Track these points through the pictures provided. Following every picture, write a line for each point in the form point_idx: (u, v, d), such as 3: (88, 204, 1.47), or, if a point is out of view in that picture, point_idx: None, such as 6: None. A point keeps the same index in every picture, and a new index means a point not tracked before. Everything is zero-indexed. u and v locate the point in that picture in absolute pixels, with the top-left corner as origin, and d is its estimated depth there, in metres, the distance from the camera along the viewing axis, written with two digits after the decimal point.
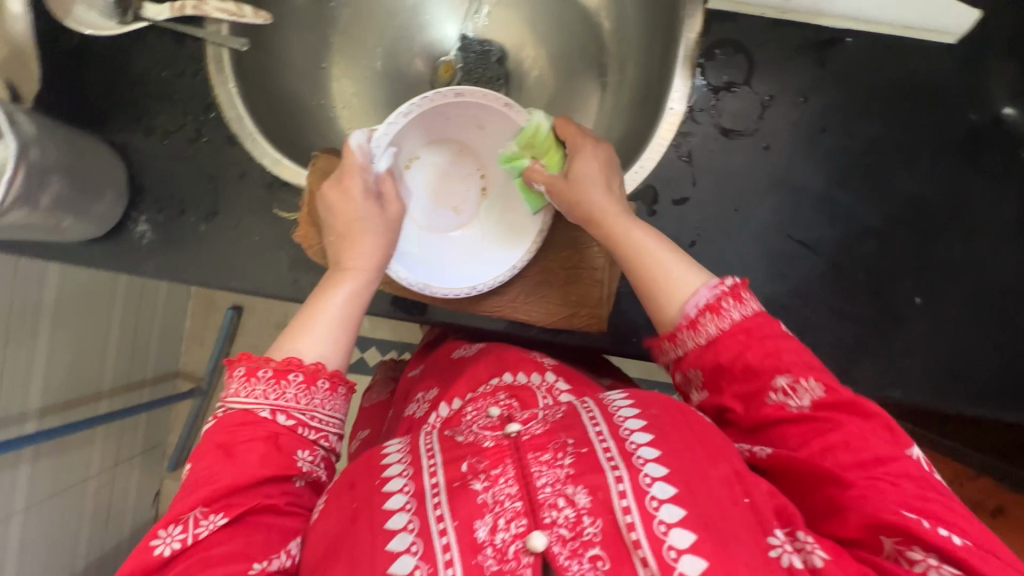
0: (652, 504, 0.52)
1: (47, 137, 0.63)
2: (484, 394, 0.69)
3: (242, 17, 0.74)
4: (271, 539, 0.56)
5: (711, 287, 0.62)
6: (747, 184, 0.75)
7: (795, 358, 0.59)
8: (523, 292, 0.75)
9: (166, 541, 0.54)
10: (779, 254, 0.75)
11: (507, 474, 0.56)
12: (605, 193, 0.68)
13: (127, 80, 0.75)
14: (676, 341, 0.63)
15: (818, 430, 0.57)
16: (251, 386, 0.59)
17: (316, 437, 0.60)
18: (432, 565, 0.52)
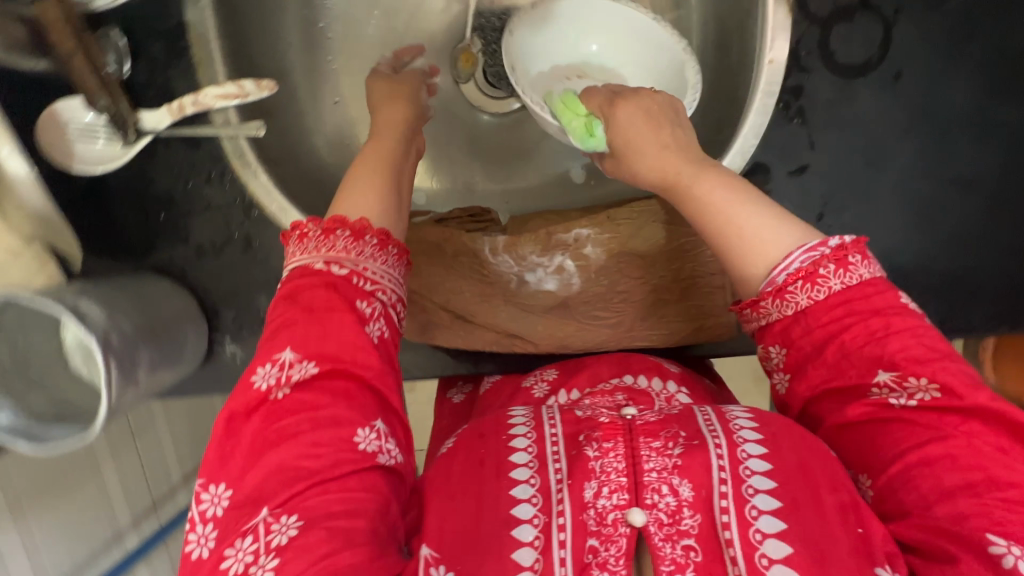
0: (748, 489, 0.49)
1: (117, 316, 0.58)
2: (601, 389, 0.63)
3: (245, 96, 0.64)
4: (365, 411, 0.51)
5: (808, 252, 0.52)
6: (878, 127, 0.62)
7: (907, 350, 0.49)
8: (639, 318, 0.68)
9: (264, 377, 0.51)
10: (927, 201, 0.64)
11: (619, 450, 0.52)
12: (657, 146, 0.57)
13: (155, 201, 0.68)
14: (759, 310, 0.54)
15: (912, 432, 0.48)
16: (303, 245, 0.56)
17: (372, 288, 0.55)
18: (547, 516, 0.50)
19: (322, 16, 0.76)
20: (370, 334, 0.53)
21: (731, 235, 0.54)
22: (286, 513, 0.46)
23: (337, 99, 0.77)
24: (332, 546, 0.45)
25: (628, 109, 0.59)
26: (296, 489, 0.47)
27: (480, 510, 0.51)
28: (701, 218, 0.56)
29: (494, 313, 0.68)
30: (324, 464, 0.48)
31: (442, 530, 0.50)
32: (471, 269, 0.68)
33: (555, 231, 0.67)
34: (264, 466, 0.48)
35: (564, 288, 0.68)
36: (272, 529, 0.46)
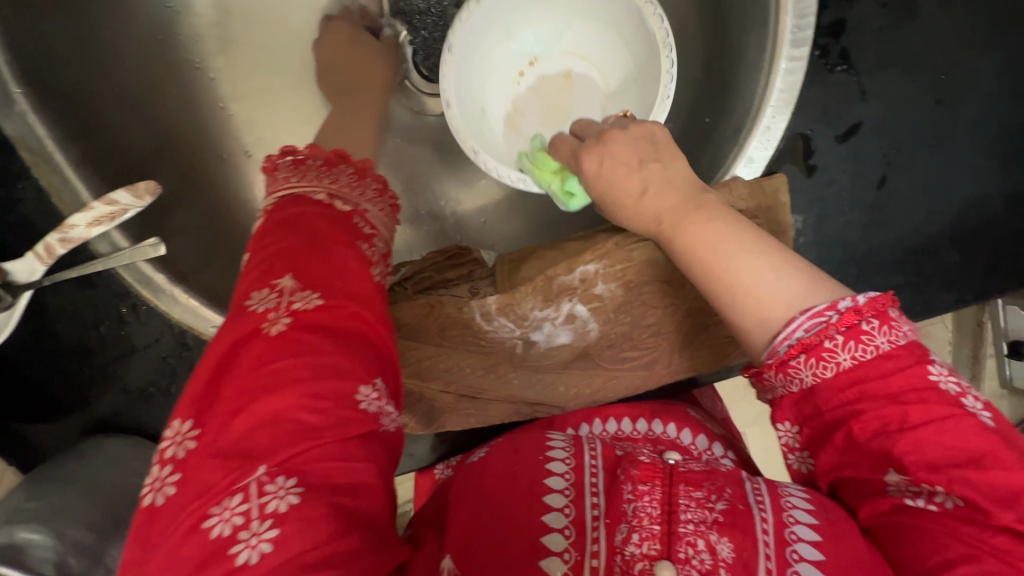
0: (790, 575, 0.37)
1: (69, 530, 0.49)
2: (643, 436, 0.57)
3: (124, 213, 0.50)
4: (368, 362, 0.37)
5: (812, 317, 0.36)
6: (944, 51, 0.47)
7: (923, 450, 0.35)
8: (675, 352, 0.57)
9: (264, 299, 0.36)
10: (1019, 128, 0.49)
11: (655, 496, 0.43)
12: (632, 192, 0.42)
13: (69, 353, 0.55)
14: (762, 381, 0.39)
15: (936, 544, 0.35)
16: (298, 172, 0.43)
17: (371, 232, 0.43)
18: (580, 551, 0.41)
19: (196, 57, 0.59)
20: (375, 280, 0.41)
21: (713, 284, 0.39)
22: (283, 473, 0.32)
23: (246, 152, 0.62)
24: (334, 529, 0.32)
25: (620, 140, 0.43)
26: (293, 446, 0.33)
27: (511, 524, 0.42)
28: (689, 268, 0.40)
29: (505, 383, 0.57)
30: (326, 422, 0.34)
31: (468, 543, 0.41)
32: (466, 341, 0.55)
33: (555, 274, 0.53)
34: (253, 416, 0.33)
35: (582, 338, 0.56)
36: (266, 492, 0.32)
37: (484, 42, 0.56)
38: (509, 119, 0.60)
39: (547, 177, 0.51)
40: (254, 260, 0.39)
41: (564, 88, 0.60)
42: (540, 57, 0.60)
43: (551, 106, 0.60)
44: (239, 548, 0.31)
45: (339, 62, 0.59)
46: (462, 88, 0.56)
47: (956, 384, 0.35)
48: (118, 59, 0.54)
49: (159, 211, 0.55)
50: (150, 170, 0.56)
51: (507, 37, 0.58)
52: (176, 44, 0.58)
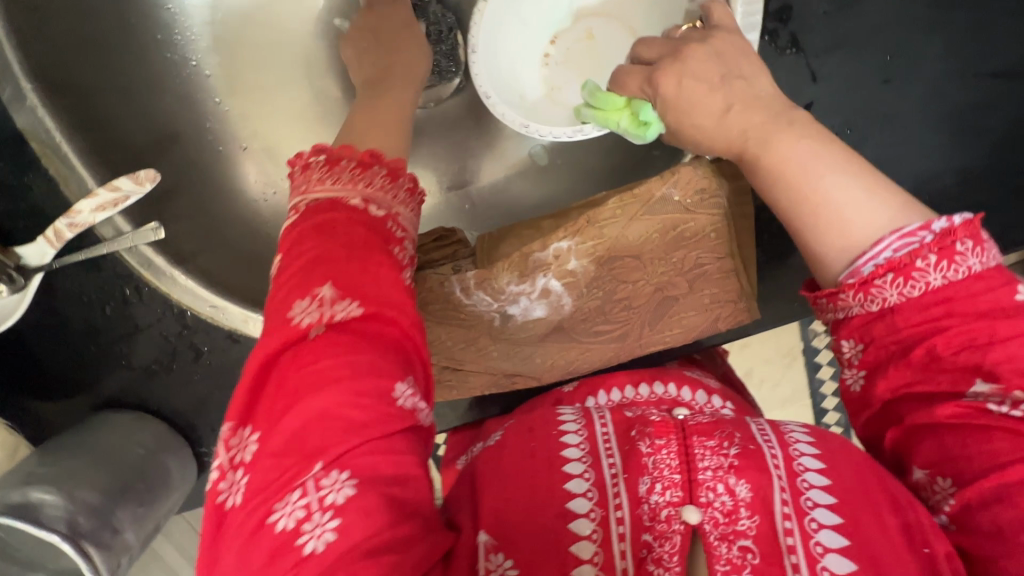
0: (806, 502, 0.43)
1: (78, 489, 0.52)
2: (645, 399, 0.57)
3: (125, 199, 0.54)
4: (399, 364, 0.42)
5: (903, 238, 0.42)
6: (888, 34, 0.50)
7: (1013, 358, 0.40)
8: (646, 325, 0.60)
9: (305, 309, 0.42)
10: (967, 105, 0.51)
11: (671, 448, 0.47)
12: (716, 110, 0.48)
13: (78, 333, 0.59)
14: (836, 303, 0.45)
15: (1016, 443, 0.39)
16: (335, 173, 0.47)
17: (401, 234, 0.47)
18: (604, 506, 0.45)
19: (191, 55, 0.64)
20: (408, 283, 0.46)
21: (800, 207, 0.46)
22: (335, 469, 0.38)
23: (242, 144, 0.67)
24: (389, 518, 0.37)
25: (699, 56, 0.48)
26: (345, 442, 0.38)
27: (536, 498, 0.46)
28: (768, 188, 0.47)
29: (485, 355, 0.60)
30: (371, 417, 0.39)
31: (500, 517, 0.45)
32: (446, 316, 0.58)
33: (530, 250, 0.56)
34: (300, 415, 0.38)
35: (555, 312, 0.59)
36: (323, 486, 0.37)
37: (505, 17, 0.61)
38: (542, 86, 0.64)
39: (615, 116, 0.52)
40: (290, 267, 0.44)
41: (589, 49, 0.63)
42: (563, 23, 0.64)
43: (583, 71, 0.63)
44: (303, 537, 0.36)
45: (374, 25, 0.62)
46: (490, 66, 0.60)
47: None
48: (120, 59, 0.59)
49: (160, 199, 0.60)
50: (151, 160, 0.61)
51: (531, 8, 0.62)
52: (174, 43, 0.63)
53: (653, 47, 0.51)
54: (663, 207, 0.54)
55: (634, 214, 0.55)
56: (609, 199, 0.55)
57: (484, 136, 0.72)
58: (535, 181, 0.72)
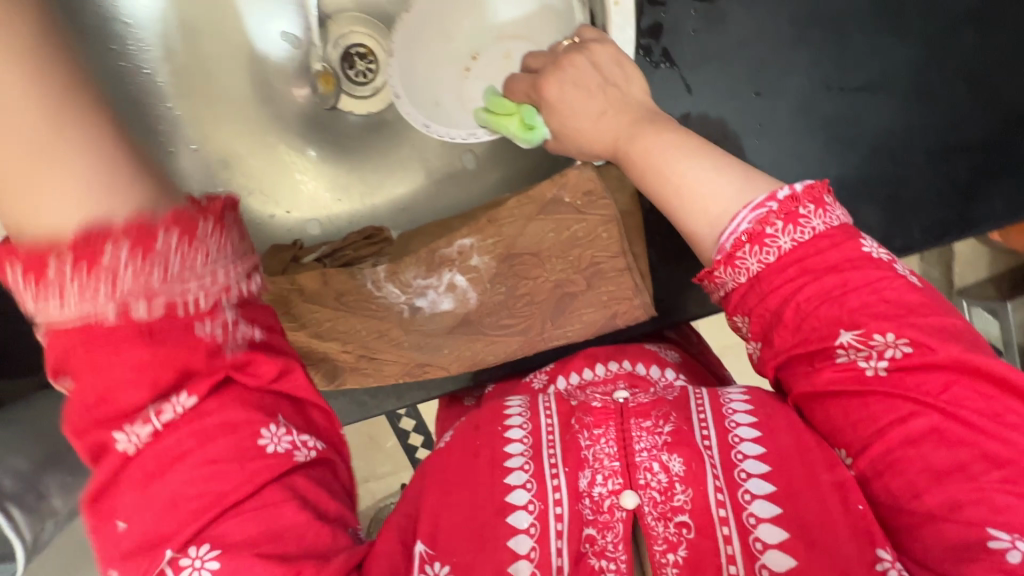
0: (739, 473, 0.44)
1: (8, 456, 0.56)
2: (603, 377, 0.60)
3: None
4: (263, 407, 0.37)
5: (754, 210, 0.42)
6: (758, 51, 0.53)
7: (870, 305, 0.40)
8: (548, 320, 0.63)
9: (129, 433, 0.33)
10: (837, 117, 0.55)
11: (609, 435, 0.49)
12: (593, 112, 0.51)
13: None
14: (715, 280, 0.44)
15: (890, 405, 0.39)
16: (78, 282, 0.32)
17: (206, 302, 0.35)
18: (544, 500, 0.46)
19: (145, 64, 0.69)
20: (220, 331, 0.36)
21: (661, 188, 0.47)
22: (195, 544, 0.34)
23: (191, 146, 0.72)
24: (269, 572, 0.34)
25: (575, 63, 0.51)
26: (207, 517, 0.34)
27: (475, 502, 0.46)
28: (641, 176, 0.48)
29: (397, 345, 0.63)
30: (231, 485, 0.35)
31: (437, 526, 0.45)
32: (359, 307, 0.62)
33: (437, 247, 0.61)
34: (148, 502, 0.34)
35: (462, 304, 0.62)
36: (183, 565, 0.34)
37: (430, 33, 0.68)
38: (459, 96, 0.69)
39: (506, 121, 0.56)
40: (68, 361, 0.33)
41: (506, 67, 0.67)
42: (485, 41, 0.69)
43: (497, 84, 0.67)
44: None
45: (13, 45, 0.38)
46: (408, 73, 0.69)
47: (885, 252, 0.41)
48: None
49: None
50: None
51: (455, 25, 0.68)
52: (128, 55, 0.68)
53: (539, 58, 0.54)
54: (556, 209, 0.58)
55: (530, 215, 0.59)
56: (510, 201, 0.60)
57: (417, 142, 0.76)
58: (464, 183, 0.75)
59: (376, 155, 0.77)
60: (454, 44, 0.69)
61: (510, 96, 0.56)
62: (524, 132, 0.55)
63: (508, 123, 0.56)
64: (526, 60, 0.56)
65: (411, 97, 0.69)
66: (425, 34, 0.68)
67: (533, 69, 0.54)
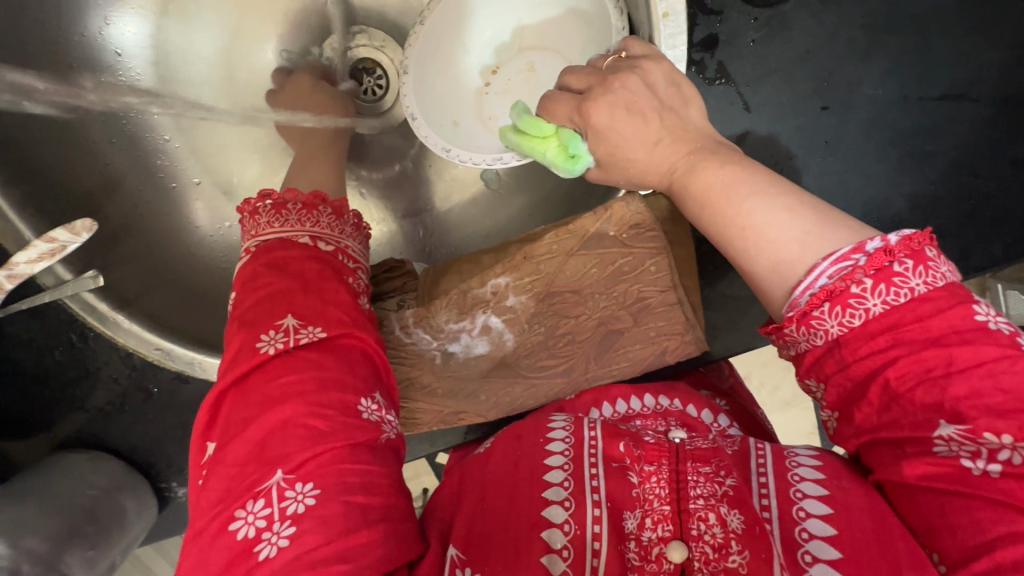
0: (799, 532, 0.41)
1: (22, 538, 0.52)
2: (652, 411, 0.56)
3: (65, 248, 0.54)
4: (365, 379, 0.44)
5: (837, 263, 0.35)
6: (826, 60, 0.48)
7: (980, 394, 0.32)
8: (591, 359, 0.58)
9: (268, 338, 0.43)
10: (913, 129, 0.49)
11: (661, 474, 0.47)
12: (647, 141, 0.44)
13: (35, 379, 0.61)
14: (785, 338, 0.38)
15: (1003, 516, 0.32)
16: (281, 217, 0.49)
17: (355, 265, 0.49)
18: (581, 524, 0.44)
19: (138, 96, 0.64)
20: (363, 308, 0.48)
21: (725, 231, 0.41)
22: (301, 479, 0.39)
23: (195, 180, 0.67)
24: (349, 524, 0.38)
25: (626, 85, 0.44)
26: (306, 453, 0.39)
27: (512, 512, 0.45)
28: (701, 214, 0.42)
29: (430, 393, 0.59)
30: (332, 427, 0.40)
31: (471, 530, 0.44)
32: (390, 356, 0.58)
33: (469, 287, 0.55)
34: (264, 424, 0.40)
35: (498, 348, 0.58)
36: (287, 496, 0.38)
37: (445, 42, 0.61)
38: (477, 112, 0.62)
39: (541, 146, 0.47)
40: (248, 301, 0.45)
41: (530, 81, 0.61)
42: (507, 51, 0.62)
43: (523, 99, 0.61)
44: (262, 543, 0.37)
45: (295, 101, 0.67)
46: (423, 85, 0.61)
47: (1006, 324, 0.34)
48: (66, 111, 0.60)
49: (106, 242, 0.61)
50: (93, 207, 0.62)
51: (474, 36, 0.62)
52: (118, 86, 0.63)
53: (581, 76, 0.47)
54: (598, 243, 0.53)
55: (569, 251, 0.53)
56: (547, 234, 0.53)
57: (433, 164, 0.70)
58: (488, 205, 0.69)
59: (389, 178, 0.72)
60: (472, 56, 0.63)
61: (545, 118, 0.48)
62: (563, 160, 0.47)
63: (543, 148, 0.47)
64: (560, 75, 0.48)
65: (425, 108, 0.60)
66: (437, 42, 0.61)
67: (575, 89, 0.47)
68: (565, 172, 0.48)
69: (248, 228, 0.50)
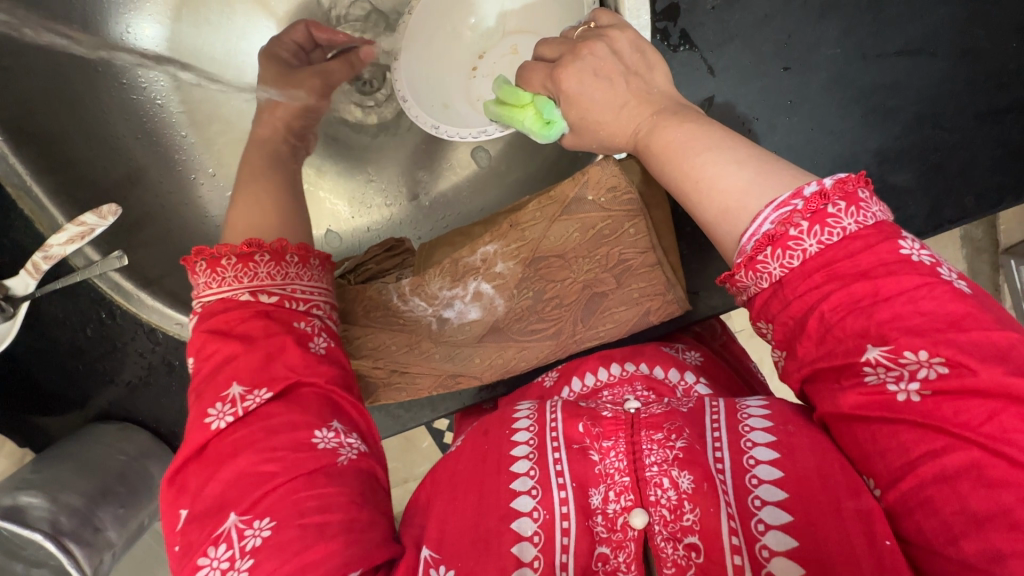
0: (750, 479, 0.41)
1: (61, 494, 0.57)
2: (618, 377, 0.59)
3: (92, 231, 0.60)
4: (318, 413, 0.46)
5: (778, 209, 0.38)
6: (785, 24, 0.52)
7: (903, 317, 0.34)
8: (578, 321, 0.62)
9: (217, 415, 0.45)
10: (875, 86, 0.51)
11: (620, 447, 0.46)
12: (614, 104, 0.48)
13: (68, 356, 0.66)
14: (737, 284, 0.40)
15: (923, 437, 0.33)
16: (218, 275, 0.50)
17: (306, 306, 0.51)
18: (549, 509, 0.44)
19: (157, 96, 0.70)
20: (314, 354, 0.49)
21: (683, 185, 0.44)
22: (257, 517, 0.41)
23: (209, 171, 0.73)
24: (306, 543, 0.40)
25: (596, 53, 0.48)
26: (261, 493, 0.42)
27: (482, 504, 0.45)
28: (663, 170, 0.45)
29: (427, 357, 0.63)
30: (283, 468, 0.43)
31: (444, 531, 0.45)
32: (388, 322, 0.61)
33: (459, 256, 0.58)
34: (221, 479, 0.43)
35: (490, 313, 0.61)
36: (245, 534, 0.41)
37: (435, 30, 0.65)
38: (466, 96, 0.66)
39: (520, 114, 0.52)
40: (202, 371, 0.48)
41: (514, 62, 0.65)
42: (492, 36, 0.67)
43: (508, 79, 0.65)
44: None
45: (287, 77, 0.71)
46: (414, 72, 0.65)
47: (928, 255, 0.35)
48: (91, 108, 0.66)
49: (130, 229, 0.68)
50: (119, 196, 0.68)
51: (461, 24, 0.66)
52: (139, 87, 0.69)
53: (554, 46, 0.51)
54: (579, 207, 0.56)
55: (552, 217, 0.56)
56: (531, 202, 0.57)
57: (431, 150, 0.75)
58: (483, 184, 0.73)
59: (388, 162, 0.76)
60: (459, 43, 0.67)
61: (519, 91, 0.52)
62: (540, 127, 0.52)
63: (524, 117, 0.52)
64: (534, 49, 0.53)
65: (415, 91, 0.64)
66: (426, 29, 0.65)
67: (551, 59, 0.51)
68: (541, 138, 0.53)
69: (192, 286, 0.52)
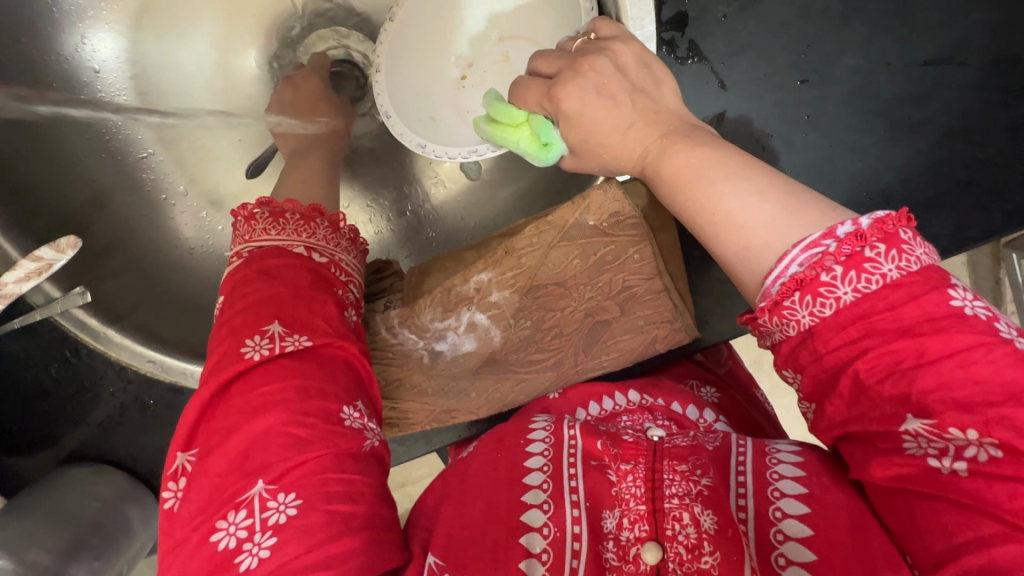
0: (775, 534, 0.38)
1: (27, 552, 0.53)
2: (637, 406, 0.56)
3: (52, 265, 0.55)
4: (348, 387, 0.43)
5: (808, 250, 0.34)
6: (802, 31, 0.47)
7: (950, 387, 0.30)
8: (580, 350, 0.58)
9: (252, 346, 0.42)
10: (899, 99, 0.47)
11: (637, 473, 0.43)
12: (619, 125, 0.44)
13: (31, 396, 0.61)
14: (759, 329, 0.37)
15: (971, 521, 0.30)
16: (277, 225, 0.47)
17: (347, 277, 0.48)
18: (561, 526, 0.41)
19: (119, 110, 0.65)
20: (349, 323, 0.46)
21: (698, 218, 0.40)
22: (283, 489, 0.38)
23: (180, 189, 0.68)
24: (330, 533, 0.37)
25: (598, 70, 0.44)
26: (289, 462, 0.38)
27: (490, 517, 0.42)
28: (673, 199, 0.42)
29: (420, 393, 0.59)
30: (313, 435, 0.40)
31: (451, 536, 0.41)
32: (377, 356, 0.57)
33: (452, 284, 0.54)
34: (245, 434, 0.39)
35: (485, 344, 0.57)
36: (268, 506, 0.37)
37: (422, 37, 0.61)
38: (455, 107, 0.61)
39: (514, 135, 0.47)
40: (235, 305, 0.44)
41: (505, 71, 0.60)
42: (482, 39, 0.61)
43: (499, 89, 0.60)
44: (242, 554, 0.37)
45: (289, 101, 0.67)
46: (398, 84, 0.60)
47: (981, 309, 0.32)
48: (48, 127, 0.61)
49: (97, 258, 0.63)
50: (82, 222, 0.63)
51: (448, 28, 0.61)
52: (100, 102, 0.64)
53: (551, 59, 0.46)
54: (580, 233, 0.52)
55: (550, 243, 0.52)
56: (526, 227, 0.53)
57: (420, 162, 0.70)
58: (475, 198, 0.69)
59: (374, 174, 0.71)
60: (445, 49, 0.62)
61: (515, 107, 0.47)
62: (536, 149, 0.47)
63: (518, 137, 0.47)
64: (534, 58, 0.48)
65: (400, 104, 0.59)
66: (410, 36, 0.60)
67: (549, 74, 0.46)
68: (536, 160, 0.48)
69: (240, 230, 0.48)
